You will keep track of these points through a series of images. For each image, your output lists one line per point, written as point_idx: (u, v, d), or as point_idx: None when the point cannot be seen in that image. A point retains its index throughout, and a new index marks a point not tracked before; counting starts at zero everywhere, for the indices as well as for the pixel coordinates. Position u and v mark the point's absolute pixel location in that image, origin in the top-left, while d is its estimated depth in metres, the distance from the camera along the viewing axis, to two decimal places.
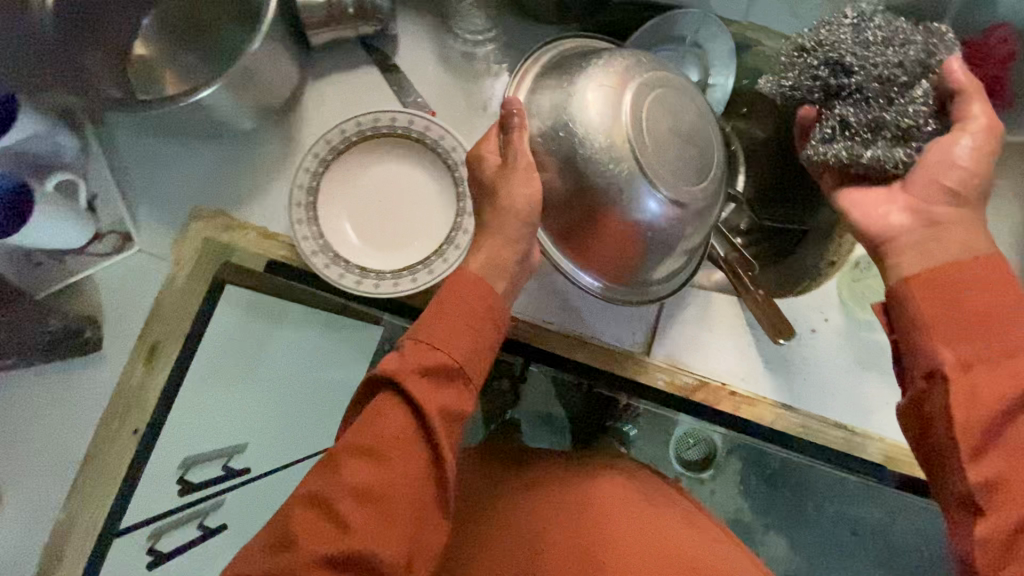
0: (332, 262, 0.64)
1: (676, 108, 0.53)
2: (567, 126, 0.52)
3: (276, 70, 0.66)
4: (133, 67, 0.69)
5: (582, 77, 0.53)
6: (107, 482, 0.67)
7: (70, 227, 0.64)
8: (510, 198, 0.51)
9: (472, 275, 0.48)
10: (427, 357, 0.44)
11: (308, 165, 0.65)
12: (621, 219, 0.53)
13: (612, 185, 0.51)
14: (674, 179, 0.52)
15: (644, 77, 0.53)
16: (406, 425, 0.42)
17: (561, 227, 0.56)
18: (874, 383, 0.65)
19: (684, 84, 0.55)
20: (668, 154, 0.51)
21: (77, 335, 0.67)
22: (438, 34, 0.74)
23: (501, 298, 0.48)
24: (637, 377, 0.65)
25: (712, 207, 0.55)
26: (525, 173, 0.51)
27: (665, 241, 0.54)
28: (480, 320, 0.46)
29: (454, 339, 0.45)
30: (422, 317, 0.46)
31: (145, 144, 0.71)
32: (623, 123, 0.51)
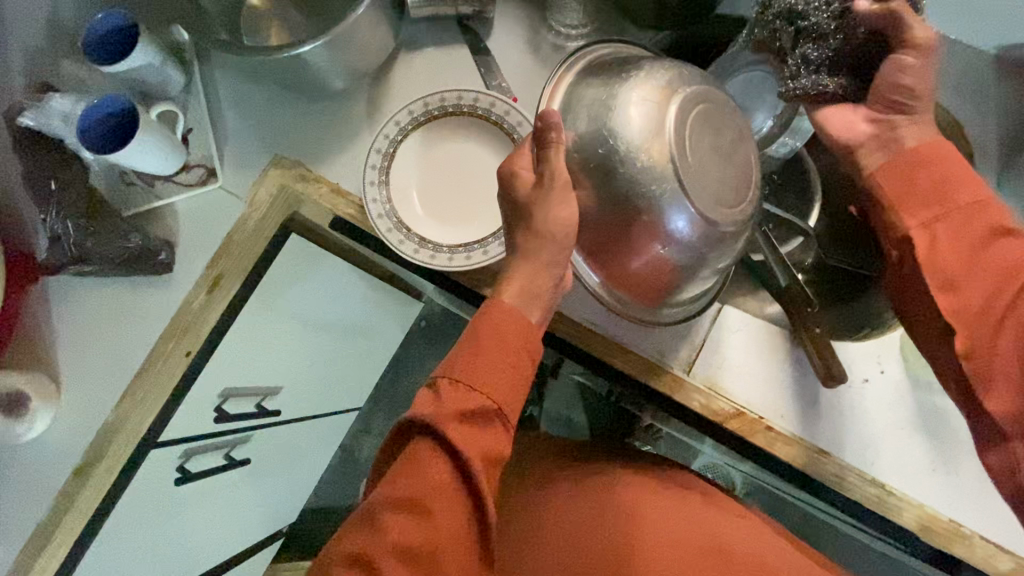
0: (395, 227, 0.66)
1: (716, 128, 0.56)
2: (607, 142, 0.56)
3: (374, 34, 0.68)
4: (244, 16, 0.74)
5: (623, 95, 0.57)
6: (154, 398, 0.71)
7: (164, 154, 0.67)
8: (547, 218, 0.54)
9: (506, 308, 0.52)
10: (465, 402, 0.48)
11: (387, 132, 0.67)
12: (656, 237, 0.56)
13: (651, 205, 0.55)
14: (715, 201, 0.55)
15: (685, 94, 0.56)
16: (446, 470, 0.47)
17: (594, 240, 0.59)
18: (921, 446, 0.62)
19: (725, 102, 0.58)
20: (709, 176, 0.55)
21: (152, 255, 0.70)
22: (532, 23, 0.75)
23: (532, 327, 0.52)
24: (672, 394, 0.64)
25: (746, 231, 0.58)
26: (562, 190, 0.55)
27: (698, 261, 0.58)
28: (514, 355, 0.50)
29: (491, 378, 0.49)
30: (454, 353, 0.51)
31: (243, 89, 0.75)
32: (666, 140, 0.54)
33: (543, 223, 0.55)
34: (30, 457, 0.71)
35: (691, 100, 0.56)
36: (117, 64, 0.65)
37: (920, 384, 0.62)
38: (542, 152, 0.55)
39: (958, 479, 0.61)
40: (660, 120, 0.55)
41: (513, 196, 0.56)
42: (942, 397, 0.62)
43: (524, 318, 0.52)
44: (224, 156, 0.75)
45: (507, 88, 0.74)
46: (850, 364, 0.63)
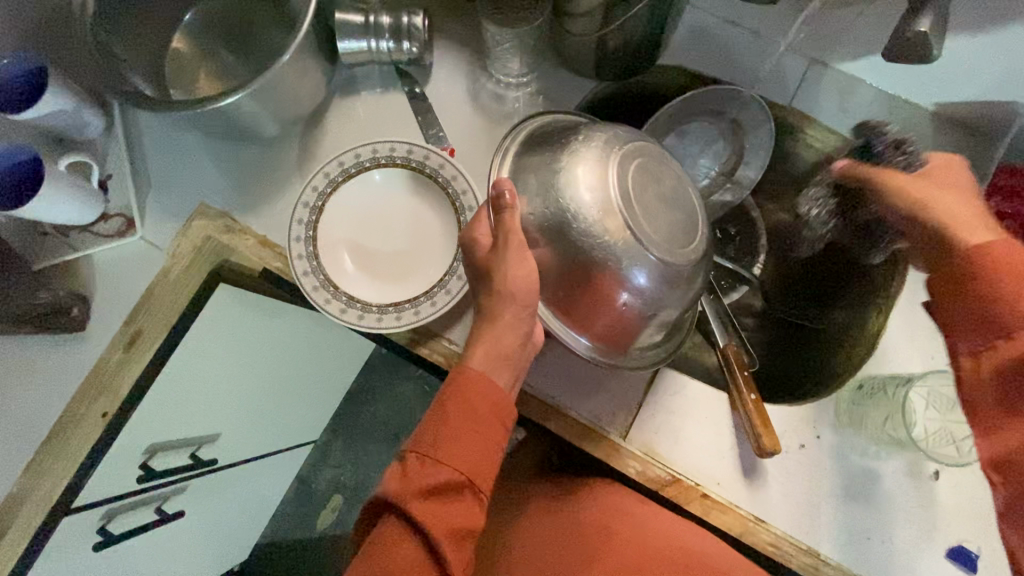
0: (322, 286, 0.63)
1: (657, 176, 0.55)
2: (559, 202, 0.53)
3: (304, 80, 0.65)
4: (170, 60, 0.70)
5: (569, 155, 0.54)
6: (70, 460, 0.68)
7: (78, 205, 0.64)
8: (507, 280, 0.51)
9: (472, 375, 0.48)
10: (430, 477, 0.45)
11: (316, 184, 0.65)
12: (615, 290, 0.54)
13: (608, 258, 0.52)
14: (667, 244, 0.53)
15: (622, 148, 0.54)
16: (415, 552, 0.45)
17: (555, 295, 0.56)
18: (857, 513, 0.61)
19: (661, 152, 0.57)
20: (659, 222, 0.53)
21: (64, 312, 0.66)
22: (472, 71, 0.73)
23: (503, 391, 0.49)
24: (609, 461, 0.62)
25: (701, 271, 0.57)
26: (517, 250, 0.51)
27: (659, 305, 0.55)
28: (486, 424, 0.48)
29: (461, 450, 0.47)
30: (423, 424, 0.48)
31: (170, 134, 0.72)
32: (612, 194, 0.52)
33: (504, 282, 0.51)
34: None
35: (629, 153, 0.54)
36: (25, 112, 0.60)
37: (854, 448, 0.62)
38: (498, 216, 0.53)
39: (894, 549, 0.60)
40: (608, 176, 0.53)
41: (474, 258, 0.55)
42: (880, 464, 0.61)
43: (495, 382, 0.49)
44: (146, 204, 0.71)
45: (445, 138, 0.72)
46: (783, 431, 0.62)
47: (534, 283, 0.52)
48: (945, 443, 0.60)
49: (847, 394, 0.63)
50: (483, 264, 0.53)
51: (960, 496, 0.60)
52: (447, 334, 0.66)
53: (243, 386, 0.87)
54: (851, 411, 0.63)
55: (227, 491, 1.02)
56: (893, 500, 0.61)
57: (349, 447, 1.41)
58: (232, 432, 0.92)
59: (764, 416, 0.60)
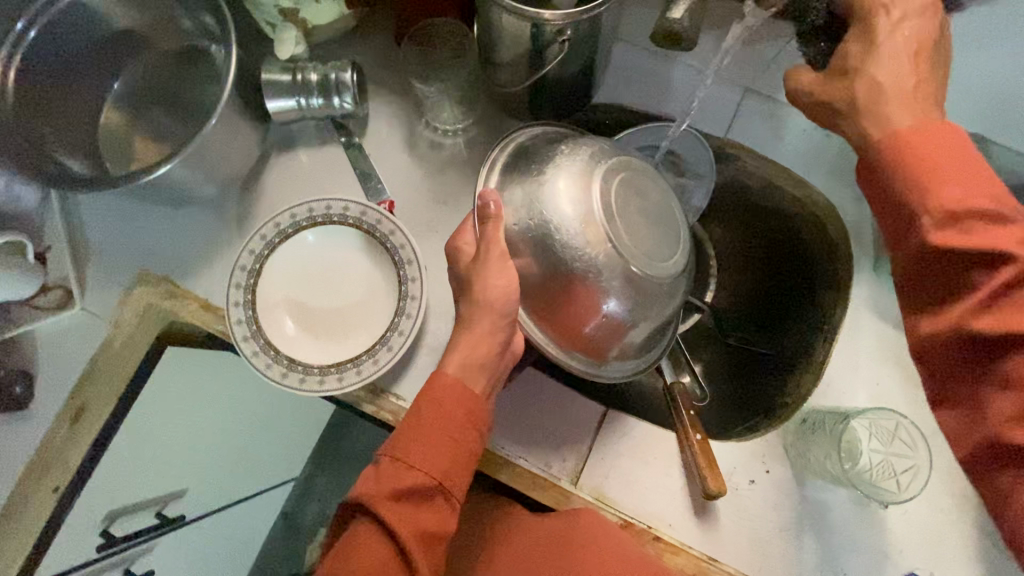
0: (262, 350, 0.63)
1: (640, 190, 0.56)
2: (543, 213, 0.53)
3: (234, 142, 0.65)
4: (102, 130, 0.69)
5: (553, 168, 0.55)
6: (20, 541, 0.67)
7: (12, 284, 0.63)
8: (485, 290, 0.52)
9: (447, 379, 0.51)
10: (403, 479, 0.47)
11: (253, 247, 0.65)
12: (596, 302, 0.54)
13: (589, 270, 0.53)
14: (647, 258, 0.54)
15: (606, 162, 0.55)
16: (384, 552, 0.46)
17: (536, 306, 0.56)
18: (809, 547, 0.61)
19: (643, 167, 0.58)
20: (640, 235, 0.54)
21: (6, 392, 0.66)
22: (409, 119, 0.73)
23: (478, 398, 0.51)
24: (559, 509, 0.63)
25: (680, 284, 0.58)
26: (498, 260, 0.52)
27: (640, 316, 0.56)
28: (459, 428, 0.50)
29: (434, 454, 0.49)
30: (400, 428, 0.50)
31: (107, 201, 0.71)
32: (595, 206, 0.53)
33: (482, 292, 0.52)
34: None
35: (613, 167, 0.55)
36: None
37: (802, 481, 0.62)
38: (483, 227, 0.54)
39: None
40: (592, 188, 0.53)
41: (457, 268, 0.56)
42: (828, 497, 0.61)
43: (471, 390, 0.51)
44: (87, 273, 0.71)
45: (384, 190, 0.71)
46: (731, 469, 0.62)
47: (514, 295, 0.52)
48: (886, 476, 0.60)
49: (792, 429, 0.64)
50: (465, 273, 0.55)
51: (908, 524, 0.61)
52: (396, 390, 0.66)
53: (204, 440, 0.87)
54: (797, 444, 0.63)
55: (201, 541, 1.02)
56: (843, 530, 0.61)
57: (331, 480, 1.42)
58: (200, 485, 0.92)
59: (708, 454, 0.60)
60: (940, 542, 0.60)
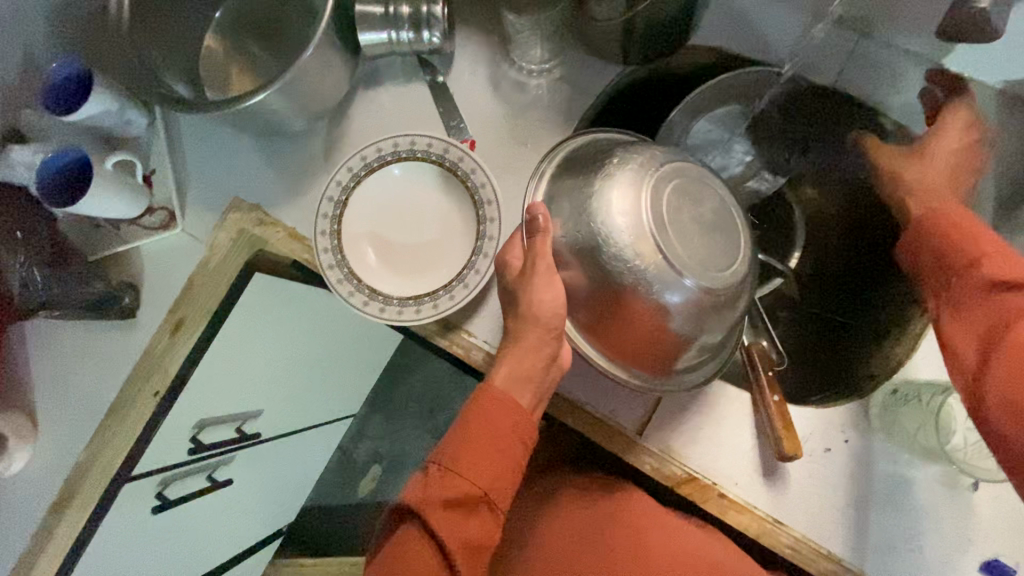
0: (346, 278, 0.65)
1: (696, 198, 0.52)
2: (592, 226, 0.52)
3: (327, 74, 0.66)
4: (203, 57, 0.72)
5: (604, 179, 0.53)
6: (126, 435, 0.74)
7: (124, 200, 0.68)
8: (534, 304, 0.53)
9: (498, 391, 0.52)
10: (452, 488, 0.49)
11: (340, 178, 0.67)
12: (648, 315, 0.52)
13: (639, 282, 0.51)
14: (701, 269, 0.51)
15: (658, 172, 0.52)
16: (431, 553, 0.48)
17: (586, 316, 0.56)
18: (882, 519, 0.59)
19: (700, 172, 0.54)
20: (694, 245, 0.51)
21: (116, 300, 0.72)
22: (495, 59, 0.72)
23: (527, 412, 0.52)
24: (624, 456, 0.63)
25: (740, 295, 0.54)
26: (546, 273, 0.53)
27: (694, 329, 0.53)
28: (505, 443, 0.51)
29: (483, 467, 0.50)
30: (447, 438, 0.51)
31: (204, 129, 0.75)
32: (645, 218, 0.51)
33: (529, 305, 0.53)
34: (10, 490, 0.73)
35: (666, 175, 0.52)
36: (74, 116, 0.65)
37: (882, 454, 0.60)
38: (532, 240, 0.55)
39: (921, 557, 0.58)
40: (643, 200, 0.51)
41: (506, 280, 0.57)
42: (910, 472, 0.59)
43: (521, 404, 0.52)
44: (186, 199, 0.75)
45: (466, 129, 0.71)
46: (807, 434, 0.61)
47: (559, 309, 0.53)
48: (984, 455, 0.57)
49: (881, 402, 0.61)
50: (512, 287, 0.56)
51: (999, 509, 0.57)
52: (468, 327, 0.67)
53: (281, 365, 0.93)
54: (883, 420, 0.60)
55: (272, 460, 1.10)
56: (922, 506, 0.58)
57: (386, 421, 1.49)
58: (275, 407, 0.99)
59: (786, 420, 0.58)
60: None
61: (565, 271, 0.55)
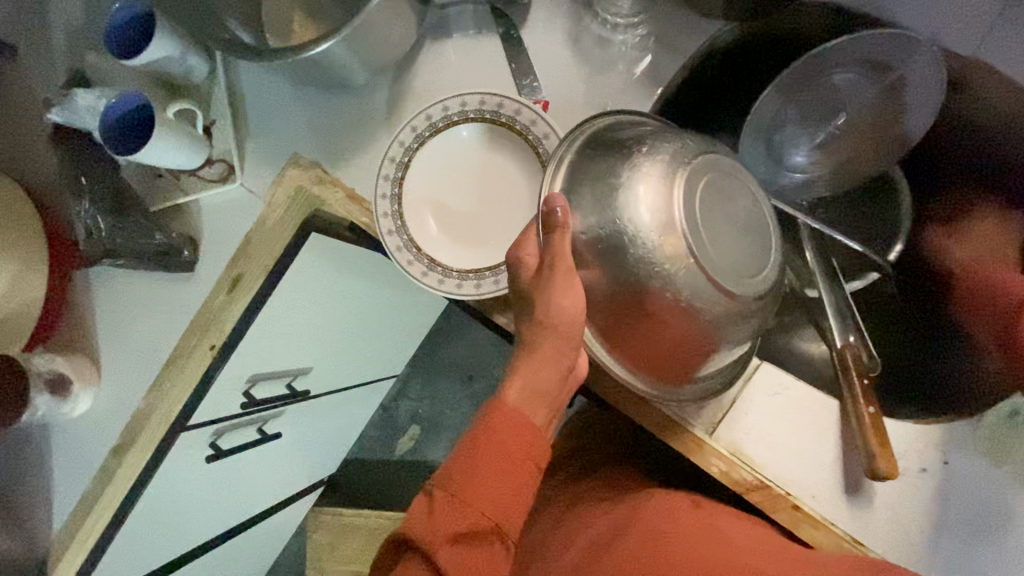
0: (405, 245, 0.62)
1: (729, 195, 0.47)
2: (617, 224, 0.46)
3: (395, 24, 0.61)
4: (267, 2, 0.68)
5: (631, 169, 0.47)
6: (183, 386, 0.74)
7: (185, 151, 0.66)
8: (552, 308, 0.47)
9: (510, 410, 0.47)
10: (458, 521, 0.44)
11: (403, 138, 0.62)
12: (676, 324, 0.47)
13: (666, 288, 0.46)
14: (735, 274, 0.46)
15: (693, 163, 0.46)
16: None
17: (601, 321, 0.50)
18: (978, 549, 0.54)
19: (734, 164, 0.49)
20: (727, 248, 0.46)
21: (176, 252, 0.71)
22: (576, 11, 0.65)
23: (539, 433, 0.47)
24: (690, 456, 0.58)
25: (769, 304, 0.49)
26: (565, 274, 0.47)
27: (721, 341, 0.48)
28: (518, 467, 0.46)
29: (492, 497, 0.45)
30: (454, 463, 0.47)
31: (263, 77, 0.71)
32: (677, 216, 0.45)
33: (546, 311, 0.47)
34: (78, 430, 0.76)
35: (699, 167, 0.46)
36: (137, 59, 0.63)
37: (988, 480, 0.54)
38: (547, 235, 0.48)
39: None
40: (674, 196, 0.45)
41: (517, 281, 0.50)
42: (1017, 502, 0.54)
43: (533, 424, 0.47)
44: (245, 152, 0.73)
45: (540, 88, 0.65)
46: (902, 451, 0.55)
47: (579, 315, 0.47)
48: None
49: (995, 427, 0.55)
50: (526, 289, 0.49)
51: None
52: None
53: (332, 326, 0.92)
54: (995, 444, 0.55)
55: (318, 416, 1.12)
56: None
57: (426, 383, 1.49)
58: (323, 366, 0.99)
59: (883, 436, 0.52)
60: None
61: (582, 270, 0.49)
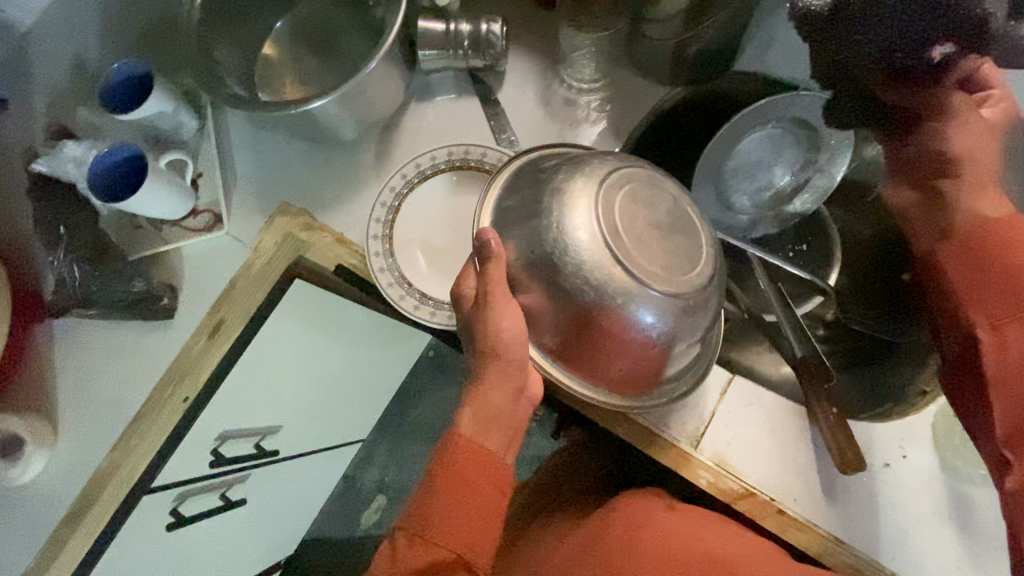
0: (396, 282, 0.65)
1: (647, 202, 0.52)
2: (553, 246, 0.51)
3: (386, 85, 0.67)
4: (260, 66, 0.74)
5: (556, 196, 0.52)
6: (151, 441, 0.70)
7: (174, 200, 0.67)
8: (497, 326, 0.52)
9: (466, 439, 0.52)
10: (425, 553, 0.49)
11: (394, 185, 0.68)
12: (623, 331, 0.51)
13: (602, 297, 0.50)
14: (667, 274, 0.51)
15: (607, 181, 0.52)
16: None
17: (551, 340, 0.55)
18: (945, 539, 0.59)
19: (650, 174, 0.54)
20: (653, 251, 0.51)
21: (155, 300, 0.71)
22: (546, 78, 0.75)
23: (495, 457, 0.52)
24: (678, 470, 0.61)
25: (710, 294, 0.54)
26: (503, 299, 0.52)
27: (668, 339, 0.53)
28: (476, 493, 0.51)
29: (455, 529, 0.50)
30: (416, 502, 0.52)
31: (253, 133, 0.76)
32: (600, 232, 0.50)
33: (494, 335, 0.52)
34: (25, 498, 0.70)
35: (614, 182, 0.52)
36: (133, 112, 0.66)
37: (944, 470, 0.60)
38: (484, 266, 0.53)
39: None
40: (595, 213, 0.51)
41: (462, 312, 0.55)
42: (978, 491, 0.59)
43: (488, 449, 0.52)
44: (231, 202, 0.75)
45: (517, 142, 0.73)
46: (868, 447, 0.61)
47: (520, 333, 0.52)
48: None
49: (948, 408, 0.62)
50: (469, 318, 0.54)
51: None
52: None
53: (313, 382, 0.88)
54: (950, 424, 0.61)
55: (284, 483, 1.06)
56: (987, 528, 0.59)
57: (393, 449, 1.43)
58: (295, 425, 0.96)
59: (846, 431, 0.58)
60: None
61: (521, 294, 0.54)
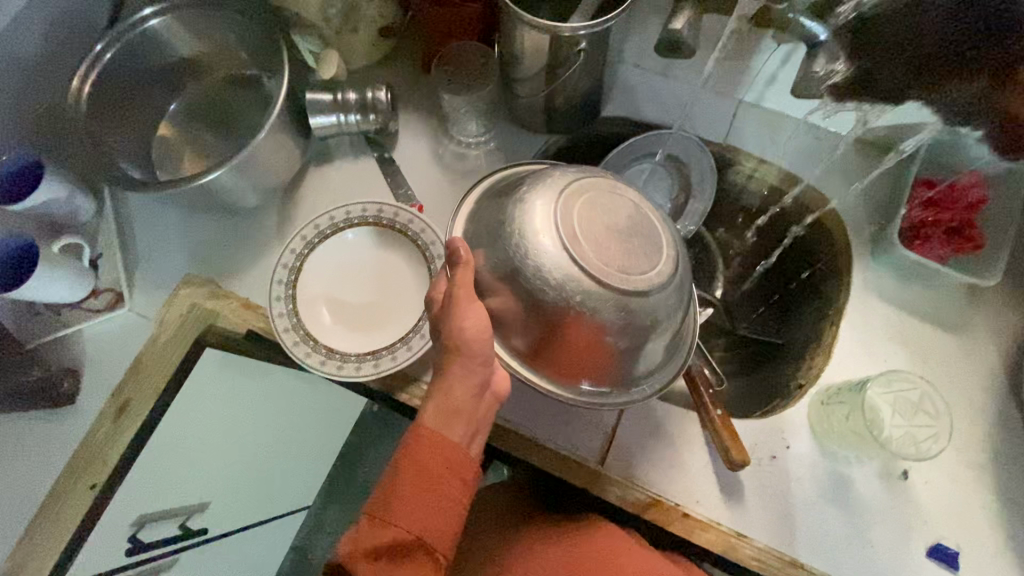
0: (302, 340, 0.67)
1: (608, 206, 0.52)
2: (516, 247, 0.51)
3: (281, 153, 0.71)
4: (157, 145, 0.77)
5: (521, 202, 0.53)
6: (56, 537, 0.66)
7: (72, 283, 0.68)
8: (460, 322, 0.51)
9: (431, 428, 0.48)
10: (380, 537, 0.46)
11: (295, 246, 0.71)
12: (585, 328, 0.51)
13: (561, 297, 0.50)
14: (624, 273, 0.50)
15: (569, 185, 0.52)
16: None
17: (520, 344, 0.54)
18: (835, 518, 0.64)
19: (611, 181, 0.54)
20: (612, 251, 0.50)
21: (54, 386, 0.70)
22: (436, 135, 0.81)
23: (463, 453, 0.49)
24: (588, 488, 0.64)
25: (672, 293, 0.53)
26: (467, 299, 0.52)
27: (629, 338, 0.51)
28: (441, 478, 0.47)
29: (414, 512, 0.46)
30: (381, 485, 0.48)
31: (154, 211, 0.78)
32: (557, 232, 0.50)
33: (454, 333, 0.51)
34: None
35: (576, 187, 0.52)
36: (23, 202, 0.66)
37: (825, 454, 0.66)
38: (453, 271, 0.54)
39: (876, 552, 0.63)
40: (555, 214, 0.51)
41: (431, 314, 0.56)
42: (855, 471, 0.65)
43: (454, 441, 0.49)
44: (134, 280, 0.75)
45: (415, 195, 0.78)
46: (752, 444, 0.66)
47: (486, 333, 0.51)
48: (908, 444, 0.65)
49: (817, 397, 0.68)
50: (437, 317, 0.54)
51: (932, 492, 0.65)
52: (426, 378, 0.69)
53: None
54: (821, 414, 0.67)
55: None
56: (871, 501, 0.64)
57: None
58: None
59: (730, 431, 0.63)
60: (965, 510, 0.64)
61: (490, 299, 0.54)
